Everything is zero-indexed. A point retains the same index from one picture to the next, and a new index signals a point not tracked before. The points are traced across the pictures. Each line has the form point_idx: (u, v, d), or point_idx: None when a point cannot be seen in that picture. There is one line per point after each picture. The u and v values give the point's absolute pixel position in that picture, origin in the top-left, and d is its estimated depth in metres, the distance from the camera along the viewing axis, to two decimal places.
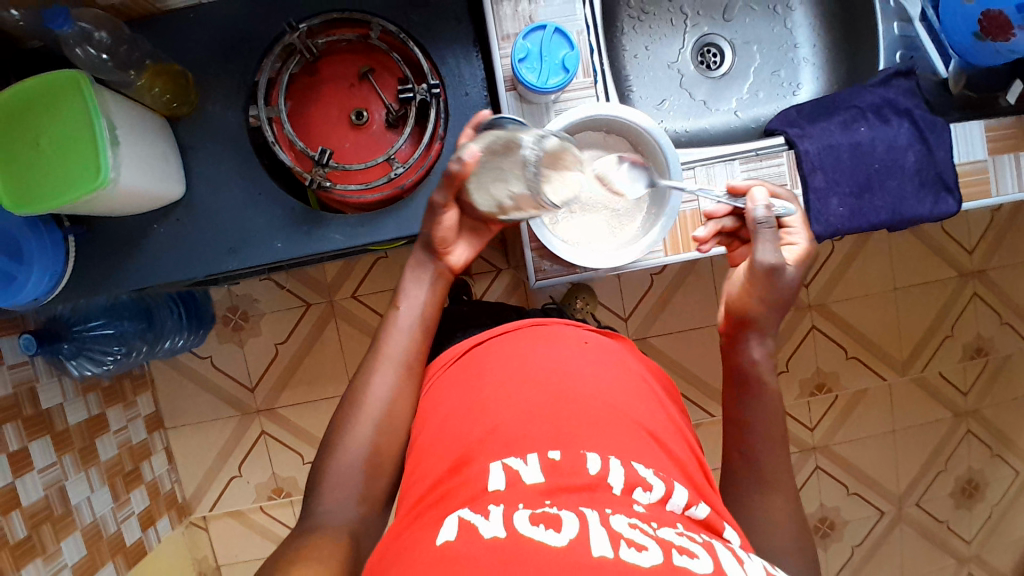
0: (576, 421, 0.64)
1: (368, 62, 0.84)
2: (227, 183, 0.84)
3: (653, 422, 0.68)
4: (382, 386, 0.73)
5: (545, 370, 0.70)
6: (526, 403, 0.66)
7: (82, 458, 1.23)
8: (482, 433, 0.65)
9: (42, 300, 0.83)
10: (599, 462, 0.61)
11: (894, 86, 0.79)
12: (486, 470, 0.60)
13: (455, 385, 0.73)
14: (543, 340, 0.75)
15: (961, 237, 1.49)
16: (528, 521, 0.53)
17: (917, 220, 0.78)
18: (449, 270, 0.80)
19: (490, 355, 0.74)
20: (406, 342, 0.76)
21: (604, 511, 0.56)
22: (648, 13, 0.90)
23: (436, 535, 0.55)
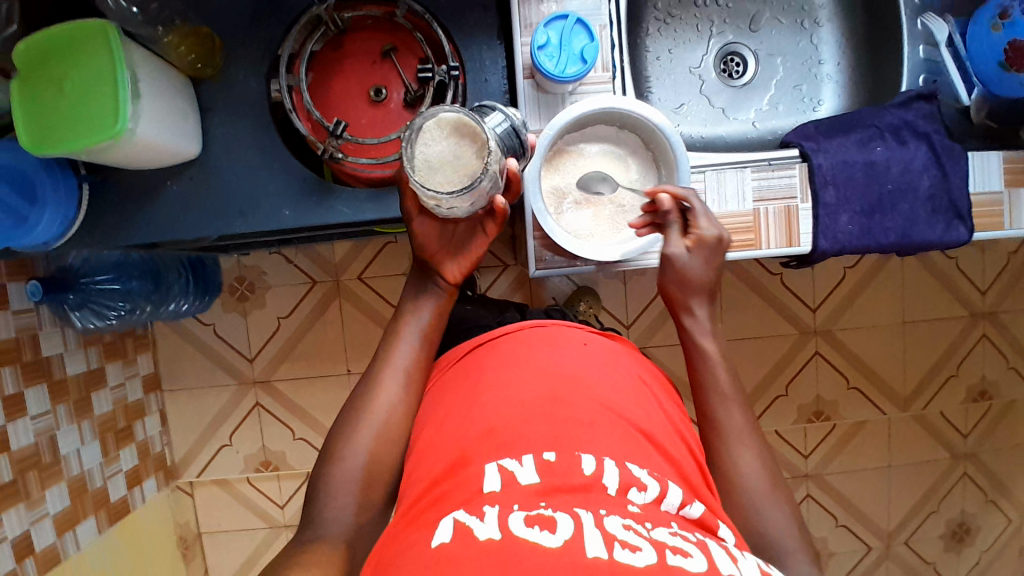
0: (571, 419, 0.64)
1: (391, 40, 0.83)
2: (243, 147, 0.85)
3: (648, 421, 0.68)
4: (386, 397, 0.74)
5: (540, 372, 0.69)
6: (521, 404, 0.66)
7: (76, 409, 1.25)
8: (478, 432, 0.64)
9: (51, 244, 0.84)
10: (594, 463, 0.61)
11: (914, 108, 0.78)
12: (481, 472, 0.60)
13: (452, 388, 0.73)
14: (545, 342, 0.75)
15: (975, 276, 1.47)
16: (523, 523, 0.53)
17: (925, 246, 0.77)
18: (449, 284, 0.82)
19: (489, 358, 0.74)
20: (415, 348, 0.78)
21: (598, 512, 0.56)
22: (675, 17, 0.90)
23: (431, 537, 0.55)
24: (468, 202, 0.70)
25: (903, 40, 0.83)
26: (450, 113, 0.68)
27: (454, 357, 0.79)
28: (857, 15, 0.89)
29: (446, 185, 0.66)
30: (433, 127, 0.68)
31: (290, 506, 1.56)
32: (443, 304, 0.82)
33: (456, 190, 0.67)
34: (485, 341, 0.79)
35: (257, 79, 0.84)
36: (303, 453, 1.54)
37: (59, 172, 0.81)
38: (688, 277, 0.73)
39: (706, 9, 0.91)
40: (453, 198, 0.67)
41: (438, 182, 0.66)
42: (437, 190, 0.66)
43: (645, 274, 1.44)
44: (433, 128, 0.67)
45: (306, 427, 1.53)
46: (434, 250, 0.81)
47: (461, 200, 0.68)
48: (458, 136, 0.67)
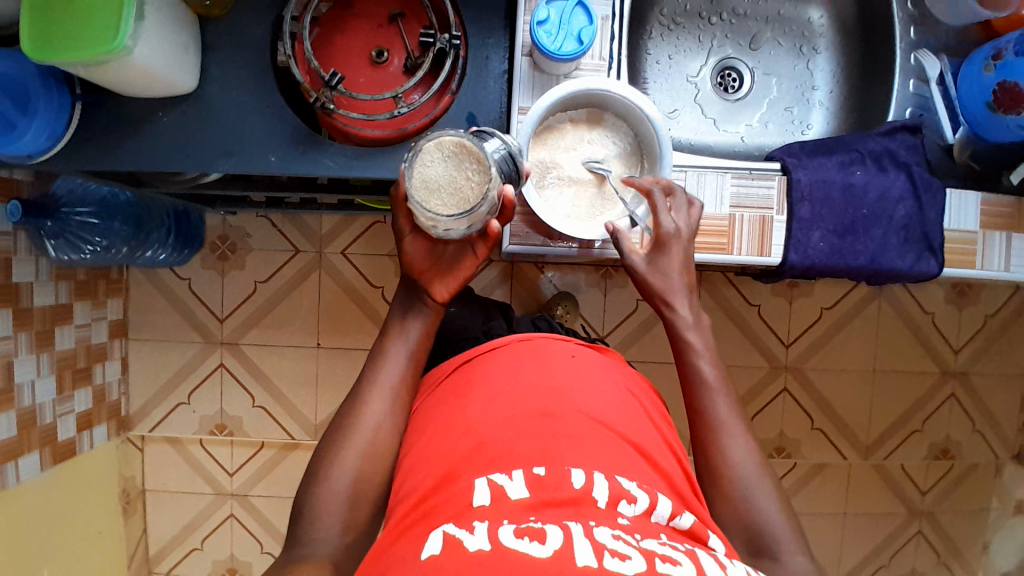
0: (560, 434, 0.64)
1: (400, 5, 0.84)
2: (239, 88, 0.86)
3: (639, 435, 0.68)
4: (371, 416, 0.74)
5: (529, 387, 0.70)
6: (508, 418, 0.66)
7: (38, 341, 1.23)
8: (468, 447, 0.65)
9: (34, 157, 0.84)
10: (583, 476, 0.60)
11: (898, 138, 0.80)
12: (471, 487, 0.60)
13: (443, 403, 0.73)
14: (534, 355, 0.75)
15: (950, 334, 1.48)
16: (513, 535, 0.54)
17: (894, 275, 0.79)
18: (438, 305, 0.82)
19: (481, 372, 0.74)
20: (402, 366, 0.79)
21: (588, 524, 0.56)
22: (678, 25, 0.93)
23: (421, 551, 0.55)
24: (465, 225, 0.71)
25: (895, 75, 0.84)
26: (449, 135, 0.68)
27: (444, 372, 0.80)
28: (854, 47, 0.92)
29: (446, 207, 0.67)
30: (432, 147, 0.68)
31: (239, 476, 1.54)
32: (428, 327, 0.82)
33: (455, 212, 0.67)
34: (474, 355, 0.79)
35: (264, 24, 0.86)
36: (259, 422, 1.52)
37: (54, 86, 0.81)
38: (667, 271, 0.75)
39: (709, 22, 0.94)
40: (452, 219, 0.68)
41: (439, 203, 0.67)
42: (435, 213, 0.67)
43: (626, 286, 1.44)
44: (433, 149, 0.67)
45: (267, 395, 1.51)
46: (424, 266, 0.82)
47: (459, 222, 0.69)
48: (459, 158, 0.67)
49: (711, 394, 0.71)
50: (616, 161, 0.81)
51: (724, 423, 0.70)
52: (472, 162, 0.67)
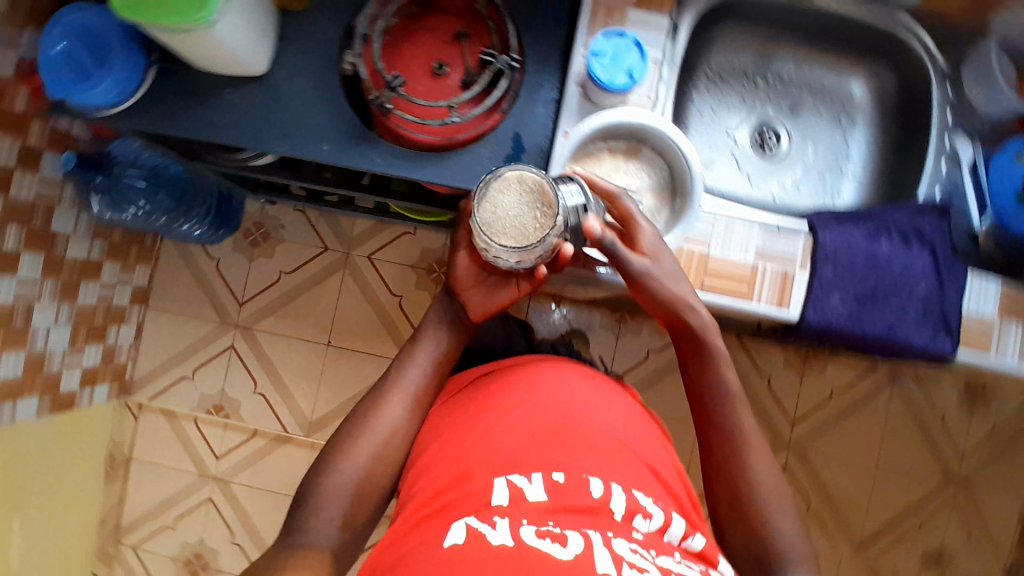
0: (579, 448, 0.69)
1: (467, 26, 0.90)
2: (306, 79, 0.91)
3: (651, 457, 0.74)
4: (391, 416, 0.76)
5: (549, 401, 0.74)
6: (528, 429, 0.71)
7: (62, 290, 1.27)
8: (483, 452, 0.69)
9: (102, 111, 0.89)
10: (602, 487, 0.66)
11: (928, 217, 0.83)
12: (491, 485, 0.65)
13: (465, 408, 0.77)
14: (554, 370, 0.80)
15: (956, 436, 1.45)
16: (535, 534, 0.59)
17: (906, 348, 0.80)
18: (470, 322, 0.85)
19: (507, 381, 0.78)
20: (426, 374, 0.81)
21: (606, 534, 0.61)
22: (724, 81, 0.97)
23: (443, 538, 0.59)
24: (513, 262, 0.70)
25: (928, 156, 0.87)
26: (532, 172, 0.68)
27: (462, 382, 0.83)
28: (890, 128, 0.95)
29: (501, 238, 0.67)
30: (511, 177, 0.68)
31: (226, 460, 1.53)
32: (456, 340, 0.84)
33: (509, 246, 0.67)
34: (491, 370, 0.83)
35: (339, 26, 0.92)
36: (256, 410, 1.53)
37: (134, 47, 0.87)
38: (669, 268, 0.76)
39: (755, 83, 0.98)
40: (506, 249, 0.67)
41: (500, 231, 0.67)
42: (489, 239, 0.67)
43: (639, 334, 1.45)
44: (511, 180, 0.68)
45: (269, 384, 1.52)
46: (467, 283, 0.83)
47: (512, 256, 0.68)
48: (533, 198, 0.67)
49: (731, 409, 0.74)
50: (649, 194, 0.84)
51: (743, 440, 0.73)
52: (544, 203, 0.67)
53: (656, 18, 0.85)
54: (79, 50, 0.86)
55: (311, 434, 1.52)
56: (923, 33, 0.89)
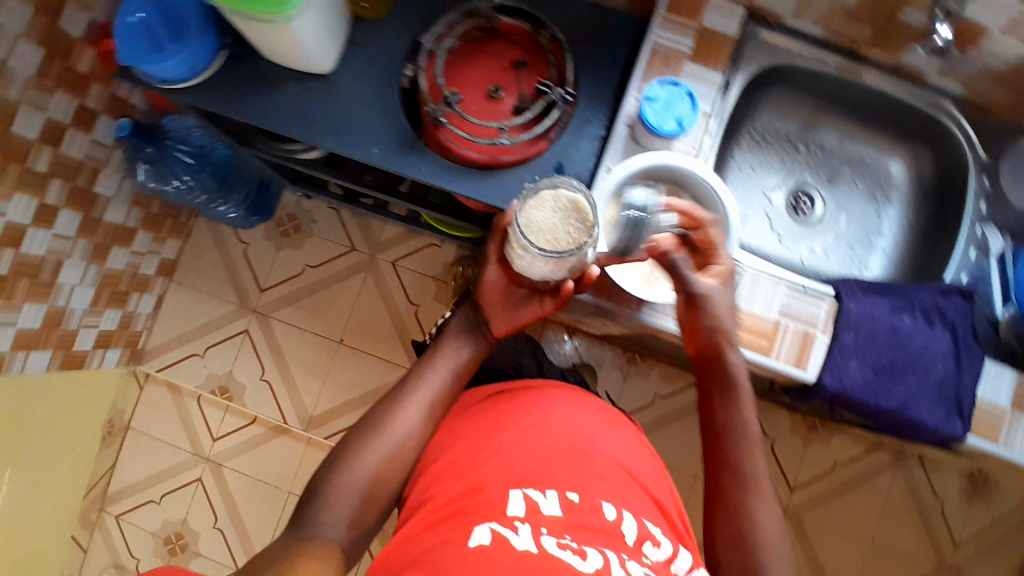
0: (591, 473, 0.75)
1: (527, 55, 0.92)
2: (367, 84, 0.95)
3: (656, 491, 0.80)
4: (406, 421, 0.78)
5: (565, 427, 0.80)
6: (544, 451, 0.77)
7: (94, 251, 1.30)
8: (499, 468, 0.75)
9: (166, 84, 0.92)
10: (614, 512, 0.72)
11: (952, 300, 0.83)
12: (508, 496, 0.71)
13: (480, 425, 0.81)
14: (568, 397, 0.85)
15: (954, 525, 1.42)
16: (556, 544, 0.66)
17: (918, 427, 0.80)
18: (492, 338, 0.87)
19: (521, 402, 0.83)
20: (444, 384, 0.83)
21: (621, 555, 0.67)
22: (768, 142, 0.98)
23: (469, 538, 0.65)
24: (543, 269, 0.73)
25: (959, 237, 0.90)
26: (568, 188, 0.70)
27: (475, 399, 0.87)
28: (923, 208, 0.96)
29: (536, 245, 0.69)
30: (548, 193, 0.70)
31: (222, 442, 1.54)
32: (480, 352, 0.86)
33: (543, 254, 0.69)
34: (504, 390, 0.87)
35: (406, 39, 0.96)
36: (259, 397, 1.54)
37: (209, 29, 0.90)
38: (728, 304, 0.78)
39: (798, 148, 0.99)
40: (535, 252, 0.69)
41: (532, 234, 0.69)
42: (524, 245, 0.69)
43: (648, 376, 1.46)
44: (549, 197, 0.70)
45: (277, 373, 1.54)
46: (494, 299, 0.85)
47: (540, 260, 0.70)
48: (568, 214, 0.70)
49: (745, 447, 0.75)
50: None
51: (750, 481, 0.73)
52: (579, 219, 0.69)
53: (712, 72, 0.87)
54: (156, 23, 0.89)
55: (310, 429, 1.53)
56: (966, 121, 0.92)
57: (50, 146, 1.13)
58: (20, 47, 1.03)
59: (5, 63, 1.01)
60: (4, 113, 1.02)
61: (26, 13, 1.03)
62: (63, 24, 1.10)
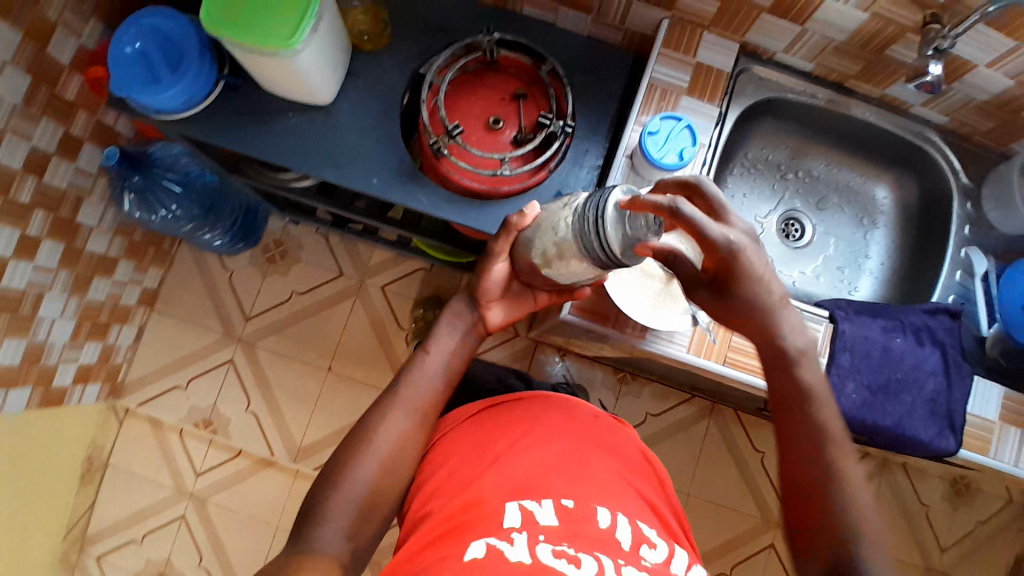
0: (586, 479, 0.75)
1: (526, 88, 0.94)
2: (366, 114, 0.96)
3: (651, 495, 0.80)
4: (392, 425, 0.78)
5: (557, 435, 0.80)
6: (540, 460, 0.76)
7: (75, 283, 1.26)
8: (496, 480, 0.74)
9: (161, 114, 0.91)
10: (609, 517, 0.71)
11: (938, 319, 0.86)
12: (504, 508, 0.70)
13: (474, 438, 0.81)
14: (561, 408, 0.86)
15: (939, 530, 1.47)
16: (551, 553, 0.65)
17: (914, 445, 0.83)
18: (483, 327, 0.89)
19: (514, 413, 0.83)
20: (434, 387, 0.83)
21: (618, 561, 0.66)
22: (758, 169, 0.97)
23: (463, 552, 0.65)
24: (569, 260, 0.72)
25: (944, 263, 0.91)
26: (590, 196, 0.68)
27: (462, 416, 0.86)
28: (909, 232, 0.97)
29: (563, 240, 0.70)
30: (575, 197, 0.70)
31: (205, 477, 1.49)
32: (469, 341, 0.88)
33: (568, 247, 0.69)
34: (495, 403, 0.86)
35: (405, 69, 0.96)
36: (246, 429, 1.50)
37: (208, 59, 0.90)
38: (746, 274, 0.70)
39: (787, 174, 0.98)
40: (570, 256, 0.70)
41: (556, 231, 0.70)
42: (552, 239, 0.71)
43: (638, 397, 1.46)
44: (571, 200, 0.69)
45: (263, 403, 1.50)
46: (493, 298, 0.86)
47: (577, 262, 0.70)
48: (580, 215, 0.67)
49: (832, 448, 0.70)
50: None
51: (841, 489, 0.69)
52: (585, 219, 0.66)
53: (707, 105, 0.86)
54: (153, 52, 0.90)
55: (298, 461, 1.49)
56: (951, 152, 0.91)
57: (34, 175, 1.11)
58: (7, 75, 1.01)
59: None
60: None
61: (13, 40, 1.01)
62: (52, 51, 1.09)
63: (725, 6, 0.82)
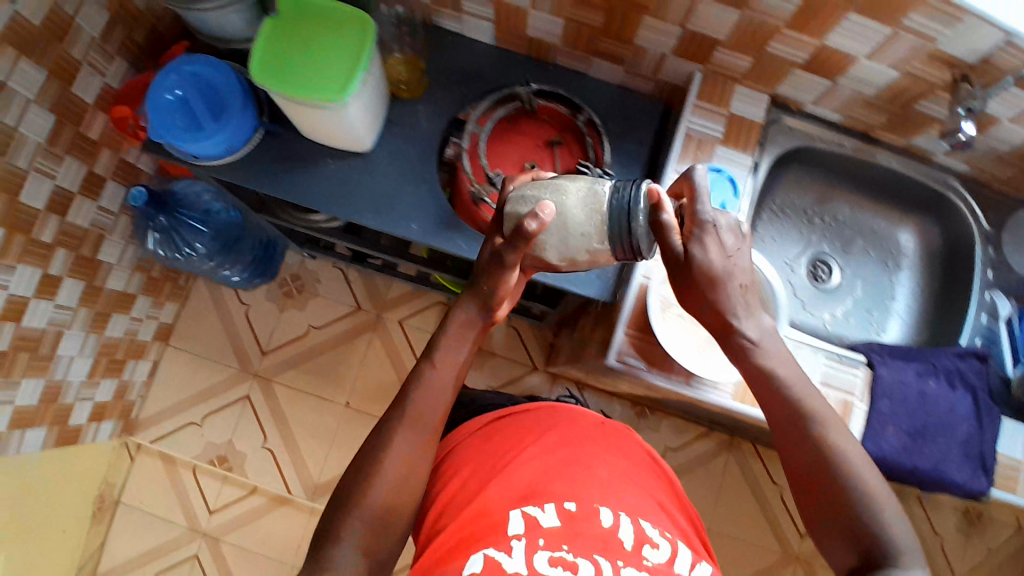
0: (585, 479, 0.75)
1: (560, 135, 0.95)
2: (402, 160, 0.97)
3: (658, 496, 0.80)
4: (403, 453, 0.71)
5: (558, 440, 0.81)
6: (543, 465, 0.77)
7: (93, 320, 1.24)
8: (501, 489, 0.74)
9: (199, 160, 0.91)
10: (611, 517, 0.71)
11: (968, 362, 0.89)
12: (508, 516, 0.71)
13: (481, 449, 0.81)
14: (564, 416, 0.86)
15: (953, 559, 1.48)
16: (547, 562, 0.66)
17: (950, 486, 0.84)
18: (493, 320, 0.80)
19: (519, 423, 0.84)
20: (444, 401, 0.76)
21: (616, 563, 0.67)
22: (787, 214, 0.99)
23: (464, 568, 0.66)
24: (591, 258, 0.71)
25: (970, 307, 0.94)
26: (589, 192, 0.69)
27: (473, 429, 0.85)
28: (933, 276, 1.00)
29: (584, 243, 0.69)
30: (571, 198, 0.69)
31: (219, 516, 1.47)
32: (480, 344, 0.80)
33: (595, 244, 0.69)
34: (505, 416, 0.86)
35: (440, 117, 0.98)
36: (262, 465, 1.48)
37: (250, 107, 0.91)
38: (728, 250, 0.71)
39: (815, 219, 1.00)
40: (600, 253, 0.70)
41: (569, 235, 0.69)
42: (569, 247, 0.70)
43: (658, 430, 1.46)
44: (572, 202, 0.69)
45: (280, 439, 1.49)
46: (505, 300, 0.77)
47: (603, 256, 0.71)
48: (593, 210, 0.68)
49: (819, 428, 0.70)
50: None
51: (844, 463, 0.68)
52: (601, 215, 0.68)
53: (741, 154, 0.88)
54: (193, 99, 0.90)
55: (315, 498, 1.48)
56: (974, 204, 0.95)
57: (57, 214, 1.10)
58: (32, 115, 1.00)
59: (15, 129, 0.98)
60: (12, 182, 1.00)
61: (39, 79, 1.00)
62: (75, 89, 1.08)
63: (756, 61, 0.83)
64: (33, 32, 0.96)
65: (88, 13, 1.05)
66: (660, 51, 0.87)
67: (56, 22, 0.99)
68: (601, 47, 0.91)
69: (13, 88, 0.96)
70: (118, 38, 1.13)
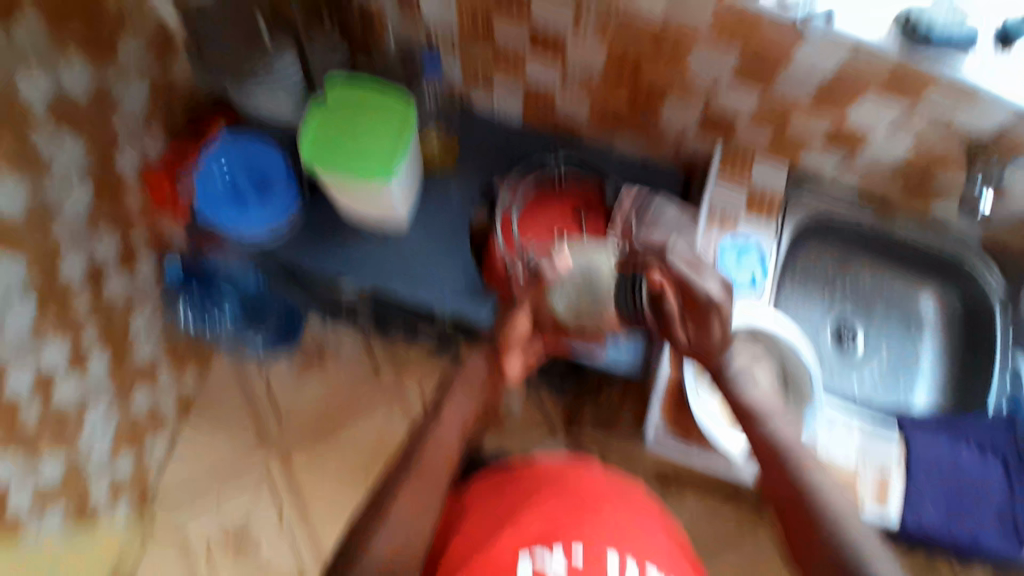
0: (591, 521, 0.75)
1: (586, 207, 0.98)
2: (434, 231, 1.00)
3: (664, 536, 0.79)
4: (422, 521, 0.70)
5: (563, 481, 0.80)
6: (549, 508, 0.76)
7: (118, 392, 1.23)
8: (509, 534, 0.74)
9: (245, 242, 0.95)
10: (619, 561, 0.71)
11: (999, 429, 0.89)
12: (516, 562, 0.71)
13: (491, 494, 0.81)
14: (569, 456, 0.86)
15: None
16: None
17: (986, 553, 0.85)
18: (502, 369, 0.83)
19: (526, 467, 0.83)
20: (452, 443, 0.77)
21: None
22: (809, 282, 1.01)
23: None
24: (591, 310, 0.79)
25: (993, 373, 0.96)
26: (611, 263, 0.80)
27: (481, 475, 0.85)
28: (958, 338, 1.00)
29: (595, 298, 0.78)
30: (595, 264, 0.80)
31: None
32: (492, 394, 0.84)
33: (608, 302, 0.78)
34: (512, 460, 0.86)
35: (471, 189, 1.02)
36: (278, 538, 1.45)
37: (293, 188, 0.96)
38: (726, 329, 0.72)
39: (837, 285, 1.02)
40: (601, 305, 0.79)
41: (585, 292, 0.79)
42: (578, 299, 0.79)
43: None
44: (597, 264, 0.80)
45: (297, 510, 1.46)
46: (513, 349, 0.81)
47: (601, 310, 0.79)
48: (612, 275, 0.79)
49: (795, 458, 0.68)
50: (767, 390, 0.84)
51: (817, 489, 0.65)
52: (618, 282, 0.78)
53: (764, 224, 0.90)
54: (240, 181, 0.94)
55: None
56: (992, 270, 0.97)
57: (91, 288, 1.10)
58: (73, 190, 1.02)
59: (55, 203, 0.99)
60: (51, 258, 0.99)
61: (81, 154, 1.02)
62: (114, 165, 1.10)
63: (776, 133, 0.88)
64: (79, 109, 1.00)
65: (129, 90, 1.10)
66: (682, 125, 0.92)
67: (100, 98, 1.04)
68: (623, 122, 0.96)
69: (54, 164, 0.97)
70: (157, 116, 1.17)
